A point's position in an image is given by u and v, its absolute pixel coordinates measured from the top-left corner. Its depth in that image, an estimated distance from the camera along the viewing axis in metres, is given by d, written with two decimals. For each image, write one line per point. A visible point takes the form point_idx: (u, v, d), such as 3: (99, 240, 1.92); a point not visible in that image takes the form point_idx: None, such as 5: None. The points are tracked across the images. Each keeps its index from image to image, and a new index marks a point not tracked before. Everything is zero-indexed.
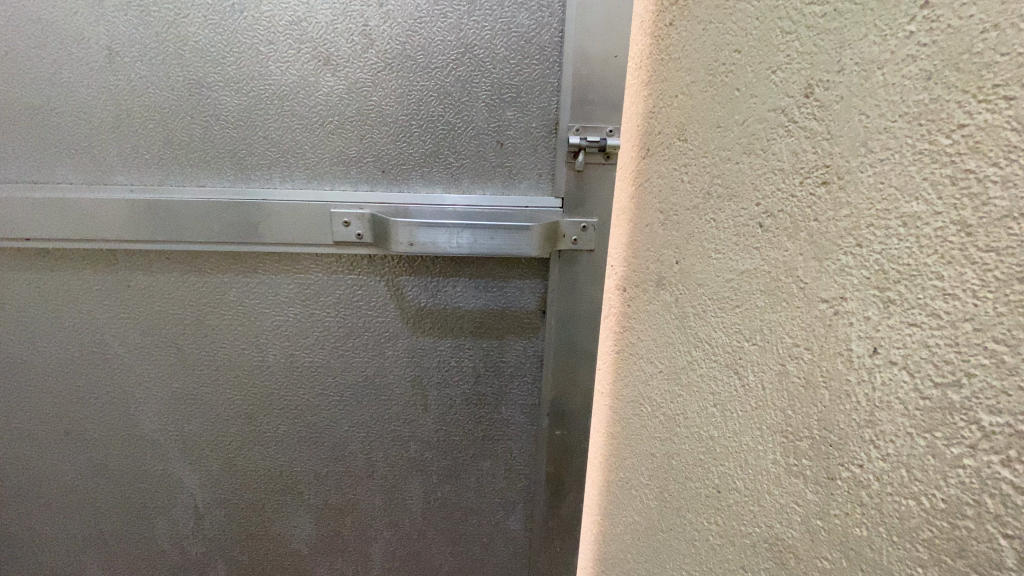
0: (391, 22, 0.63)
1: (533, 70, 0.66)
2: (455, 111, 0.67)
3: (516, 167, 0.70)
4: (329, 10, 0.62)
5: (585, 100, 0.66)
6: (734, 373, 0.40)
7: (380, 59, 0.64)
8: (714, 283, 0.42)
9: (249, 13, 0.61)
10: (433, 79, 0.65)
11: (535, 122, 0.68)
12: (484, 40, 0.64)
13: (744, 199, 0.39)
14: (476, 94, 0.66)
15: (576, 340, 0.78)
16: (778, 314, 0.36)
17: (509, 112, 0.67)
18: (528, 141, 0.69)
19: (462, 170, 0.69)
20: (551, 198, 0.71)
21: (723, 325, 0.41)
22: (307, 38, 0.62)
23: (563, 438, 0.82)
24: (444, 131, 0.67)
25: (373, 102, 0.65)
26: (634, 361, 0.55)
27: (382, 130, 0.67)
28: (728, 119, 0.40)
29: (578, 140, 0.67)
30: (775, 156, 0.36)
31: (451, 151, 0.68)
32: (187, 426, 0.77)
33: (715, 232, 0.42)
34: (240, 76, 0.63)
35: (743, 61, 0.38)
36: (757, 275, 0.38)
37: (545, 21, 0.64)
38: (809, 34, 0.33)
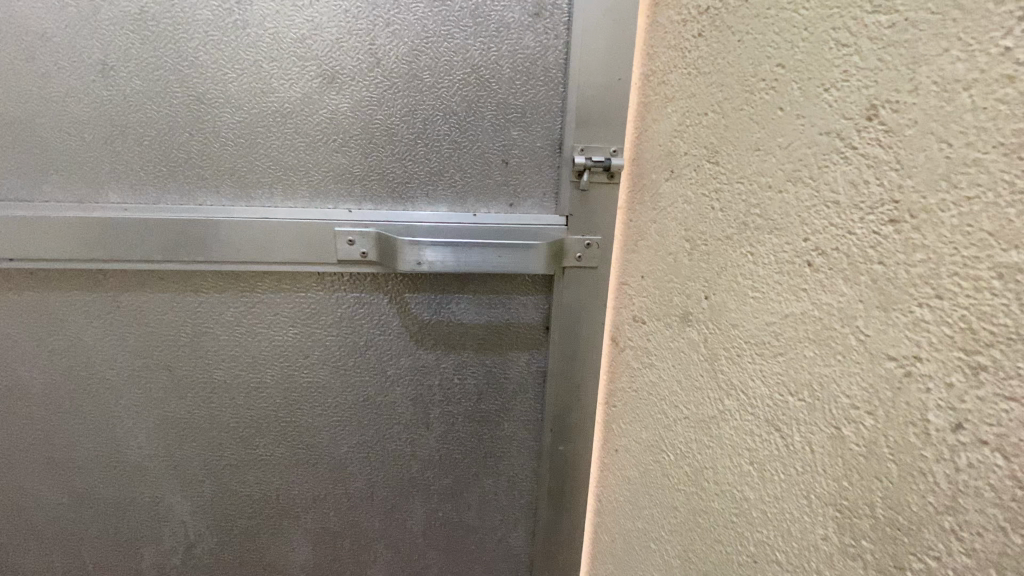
0: (396, 42, 0.59)
1: (539, 91, 0.62)
2: (460, 130, 0.63)
3: (524, 187, 0.66)
4: (333, 28, 0.58)
5: (591, 121, 0.62)
6: (776, 431, 0.35)
7: (381, 78, 0.60)
8: (751, 326, 0.37)
9: (253, 30, 0.58)
10: (439, 99, 0.61)
11: (540, 142, 0.64)
12: (490, 62, 0.61)
13: (787, 233, 0.34)
14: (481, 115, 0.62)
15: (579, 360, 0.73)
16: (830, 368, 0.31)
17: (515, 131, 0.64)
18: (533, 160, 0.65)
19: (467, 188, 0.65)
20: (555, 216, 0.67)
21: (762, 375, 0.36)
22: (310, 56, 0.59)
23: (566, 465, 0.78)
24: (450, 150, 0.63)
25: (378, 120, 0.61)
26: (652, 400, 0.50)
27: (388, 149, 0.63)
28: (769, 141, 0.35)
29: (583, 160, 0.63)
30: (827, 186, 0.31)
31: (457, 169, 0.64)
32: (177, 454, 0.72)
33: (751, 268, 0.37)
34: (241, 94, 0.60)
35: (787, 77, 0.33)
36: (804, 321, 0.33)
37: (551, 43, 0.61)
38: (872, 48, 0.28)
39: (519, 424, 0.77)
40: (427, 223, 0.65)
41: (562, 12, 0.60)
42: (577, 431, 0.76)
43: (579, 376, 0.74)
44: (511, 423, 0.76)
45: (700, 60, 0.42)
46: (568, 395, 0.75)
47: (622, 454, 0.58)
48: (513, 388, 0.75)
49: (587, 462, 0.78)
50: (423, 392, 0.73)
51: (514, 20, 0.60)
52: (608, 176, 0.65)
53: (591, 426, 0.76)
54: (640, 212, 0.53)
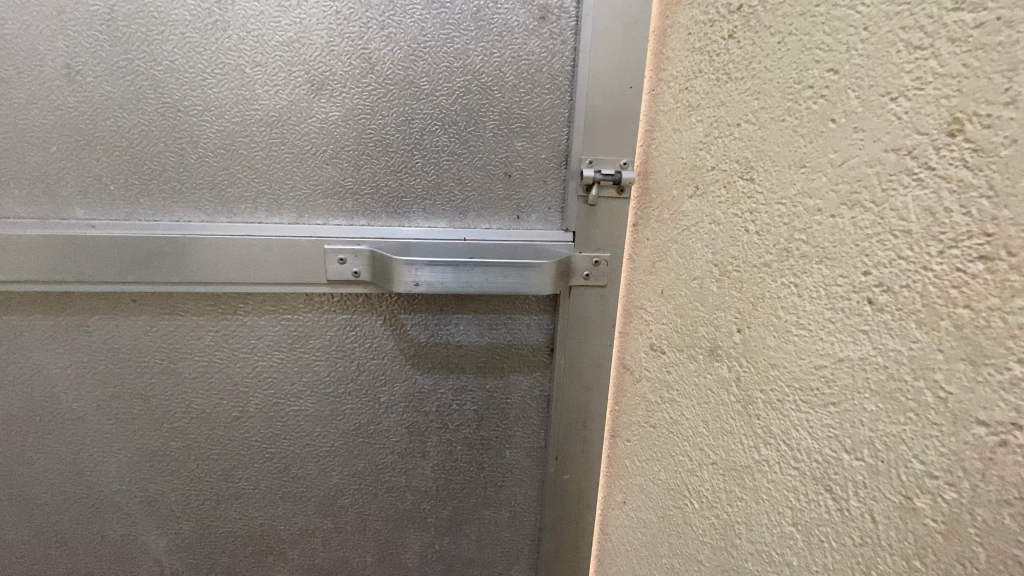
0: (392, 46, 0.54)
1: (543, 100, 0.58)
2: (460, 140, 0.58)
3: (528, 202, 0.61)
4: (323, 30, 0.54)
5: (600, 132, 0.58)
6: (826, 491, 0.30)
7: (375, 85, 0.55)
8: (794, 368, 0.32)
9: (236, 32, 0.53)
10: (438, 107, 0.57)
11: (545, 154, 0.60)
12: (492, 68, 0.56)
13: (841, 264, 0.29)
14: (483, 125, 0.58)
15: (586, 384, 0.68)
16: (900, 426, 0.26)
17: (518, 142, 0.59)
18: (538, 172, 0.60)
19: (467, 202, 0.60)
20: (561, 232, 0.62)
21: (808, 425, 0.31)
22: (299, 61, 0.54)
23: (571, 496, 0.72)
24: (450, 161, 0.59)
25: (372, 129, 0.57)
26: (671, 438, 0.45)
27: (383, 160, 0.58)
28: (817, 158, 0.30)
29: (591, 173, 0.58)
30: (894, 212, 0.26)
31: (456, 182, 0.60)
32: (152, 487, 0.66)
33: (794, 302, 0.32)
34: (222, 101, 0.55)
35: (840, 85, 0.29)
36: (863, 368, 0.28)
37: (557, 48, 0.56)
38: (953, 52, 0.24)
39: (522, 452, 0.72)
40: (424, 242, 0.60)
41: (569, 15, 0.55)
42: (583, 459, 0.71)
43: (586, 400, 0.68)
44: (513, 451, 0.71)
45: (731, 64, 0.37)
46: (574, 423, 0.69)
47: (635, 492, 0.53)
48: (516, 413, 0.70)
49: (593, 494, 0.73)
50: (419, 419, 0.69)
51: (519, 23, 0.55)
52: (617, 190, 0.59)
53: (597, 456, 0.71)
54: (657, 231, 0.48)
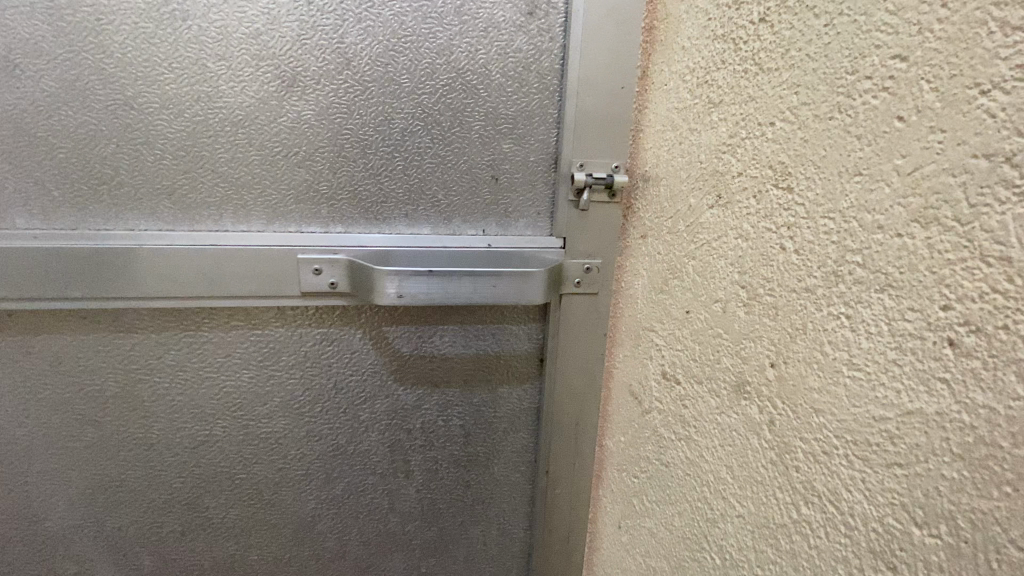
0: (369, 41, 0.49)
1: (532, 100, 0.52)
2: (444, 143, 0.52)
3: (517, 208, 0.56)
4: (294, 20, 0.48)
5: (591, 133, 0.52)
6: (886, 567, 0.25)
7: (349, 82, 0.50)
8: (845, 415, 0.27)
9: (196, 22, 0.47)
10: (419, 106, 0.51)
11: (534, 157, 0.54)
12: (477, 65, 0.50)
13: (911, 294, 0.24)
14: (468, 126, 0.52)
15: (580, 400, 0.62)
16: (990, 502, 0.21)
17: (506, 144, 0.53)
18: (527, 176, 0.55)
19: (452, 209, 0.55)
20: (552, 238, 0.56)
21: (863, 484, 0.26)
22: (267, 55, 0.48)
23: (565, 522, 0.67)
24: (433, 165, 0.53)
25: (347, 130, 0.51)
26: (687, 479, 0.40)
27: (359, 164, 0.52)
28: (877, 164, 0.25)
29: (582, 177, 0.52)
30: (987, 235, 0.21)
31: (439, 186, 0.54)
32: (110, 520, 0.61)
33: (844, 335, 0.27)
34: (181, 98, 0.49)
35: (910, 75, 0.23)
36: (943, 425, 0.22)
37: (546, 46, 0.51)
38: None
39: (516, 475, 0.66)
40: (405, 249, 0.54)
41: (557, 11, 0.50)
42: (576, 480, 0.65)
43: (579, 416, 0.63)
44: (506, 476, 0.66)
45: (763, 53, 0.32)
46: (565, 443, 0.64)
47: (642, 533, 0.48)
48: (510, 437, 0.65)
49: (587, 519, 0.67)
50: (403, 445, 0.63)
51: (505, 19, 0.50)
52: (609, 195, 0.54)
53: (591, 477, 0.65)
54: (670, 244, 0.43)
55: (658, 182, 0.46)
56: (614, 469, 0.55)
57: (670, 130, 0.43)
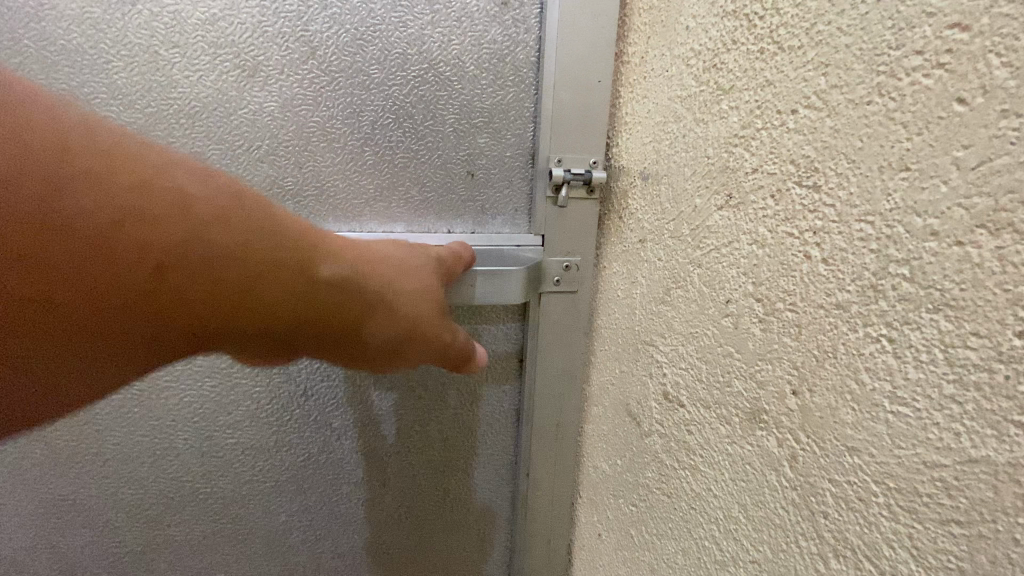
0: (335, 29, 0.44)
1: (507, 93, 0.48)
2: (416, 137, 0.48)
3: (494, 204, 0.51)
4: (253, 6, 0.43)
5: (567, 127, 0.47)
6: None
7: (312, 72, 0.45)
8: (886, 455, 0.22)
9: (146, 6, 0.42)
10: (390, 98, 0.46)
11: (511, 151, 0.50)
12: (451, 56, 0.46)
13: (978, 316, 0.19)
14: (441, 120, 0.47)
15: (559, 405, 0.57)
16: None
17: (482, 139, 0.49)
18: (504, 172, 0.50)
19: (427, 207, 0.50)
20: (529, 236, 0.51)
21: (909, 543, 0.22)
22: (225, 43, 0.43)
23: (547, 539, 0.62)
24: (405, 162, 0.48)
25: (313, 124, 0.46)
26: (692, 513, 0.36)
27: (325, 161, 0.47)
28: (932, 157, 0.20)
29: (560, 173, 0.47)
30: None
31: (412, 182, 0.49)
32: (65, 538, 0.57)
33: (886, 361, 0.22)
34: (130, 88, 0.44)
35: (975, 47, 0.19)
36: (1018, 480, 0.18)
37: (521, 37, 0.47)
38: None
39: (500, 489, 0.62)
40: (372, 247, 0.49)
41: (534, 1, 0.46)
42: (558, 494, 0.60)
43: (558, 422, 0.58)
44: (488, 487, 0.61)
45: (783, 30, 0.27)
46: (545, 454, 0.59)
47: (640, 567, 0.43)
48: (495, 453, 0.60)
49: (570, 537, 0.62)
50: (380, 457, 0.58)
51: (480, 7, 0.45)
52: (588, 192, 0.49)
53: (573, 491, 0.60)
54: (672, 250, 0.39)
55: (657, 180, 0.41)
56: (609, 493, 0.50)
57: (671, 121, 0.39)
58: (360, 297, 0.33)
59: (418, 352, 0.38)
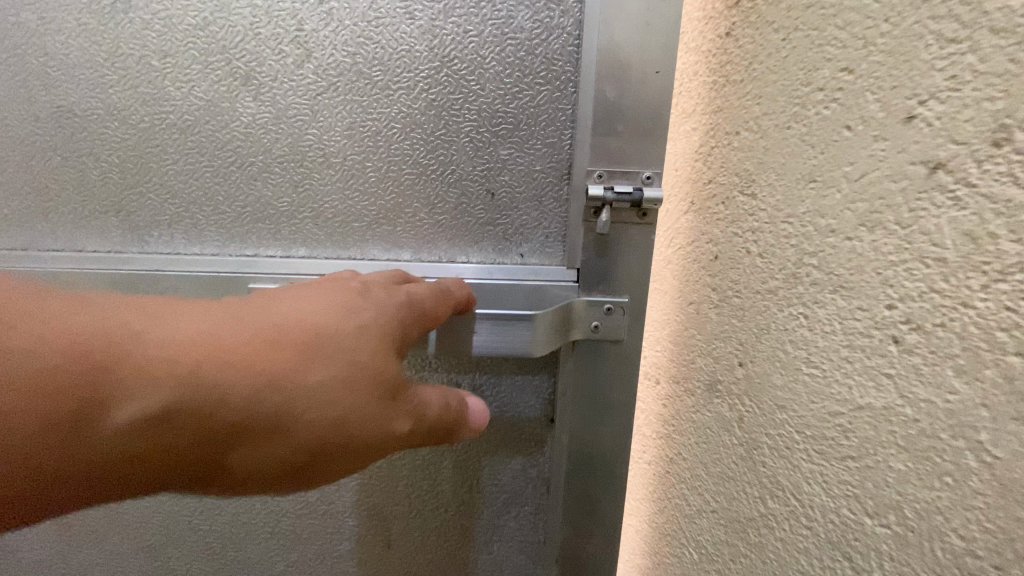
0: (333, 27, 0.39)
1: (536, 93, 0.39)
2: (426, 146, 0.41)
3: (519, 230, 0.42)
4: (246, 6, 0.39)
5: (611, 138, 0.39)
6: (843, 558, 0.26)
7: (316, 89, 0.40)
8: (804, 411, 0.28)
9: (138, 15, 0.39)
10: (397, 107, 0.40)
11: (540, 165, 0.41)
12: (468, 50, 0.39)
13: (864, 296, 0.25)
14: (457, 129, 0.40)
15: (595, 494, 0.45)
16: (933, 492, 0.22)
17: (504, 150, 0.41)
18: (531, 191, 0.41)
19: (439, 234, 0.43)
20: (561, 269, 0.42)
21: (822, 481, 0.27)
22: (217, 49, 0.40)
23: None
24: (412, 177, 0.42)
25: (308, 138, 0.41)
26: (669, 478, 0.41)
27: (322, 176, 0.42)
28: (831, 171, 0.26)
29: (598, 191, 0.38)
30: (925, 237, 0.22)
31: (420, 203, 0.42)
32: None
33: (805, 335, 0.28)
34: (124, 103, 0.41)
35: (857, 85, 0.25)
36: (890, 421, 0.24)
37: (554, 23, 0.38)
38: (999, 44, 0.19)
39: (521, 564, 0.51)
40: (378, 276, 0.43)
41: None
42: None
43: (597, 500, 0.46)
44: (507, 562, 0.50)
45: (728, 66, 0.33)
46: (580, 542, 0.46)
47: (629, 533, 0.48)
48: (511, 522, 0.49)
49: None
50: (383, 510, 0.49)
51: None
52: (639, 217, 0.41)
53: None
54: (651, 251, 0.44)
55: None
56: None
57: None
58: (228, 432, 0.25)
59: (344, 457, 0.27)
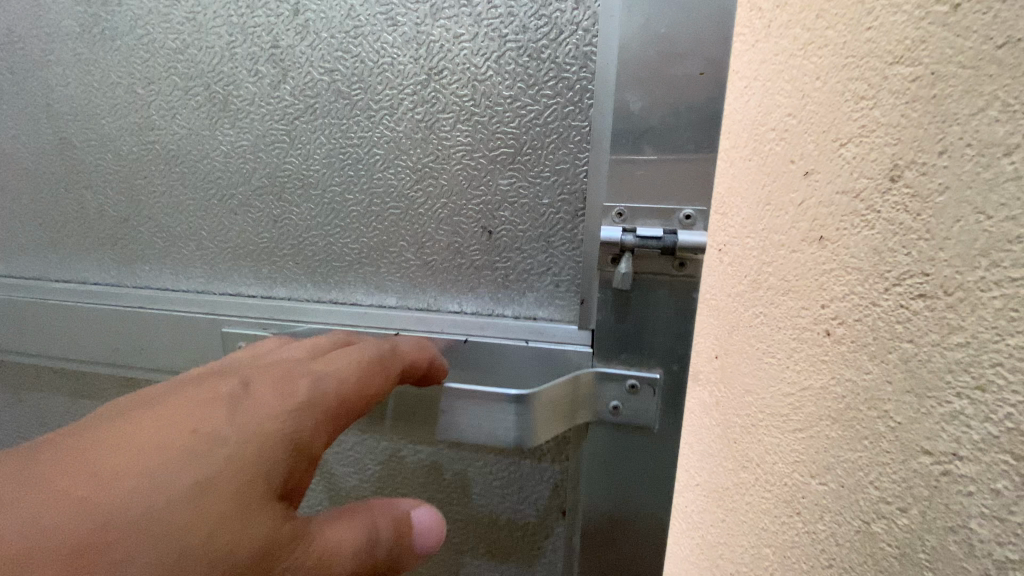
0: (309, 42, 0.44)
1: (539, 110, 0.40)
2: (411, 168, 0.44)
3: (522, 275, 0.44)
4: (222, 30, 0.47)
5: (636, 160, 0.37)
6: (795, 514, 0.32)
7: (293, 112, 0.46)
8: (764, 393, 0.35)
9: (124, 42, 0.50)
10: (377, 128, 0.45)
11: (545, 196, 0.42)
12: (456, 58, 0.41)
13: (806, 298, 0.31)
14: (451, 160, 0.43)
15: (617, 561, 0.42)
16: (857, 453, 0.28)
17: (504, 180, 0.42)
18: (536, 229, 0.43)
19: (435, 276, 0.47)
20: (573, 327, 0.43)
21: (779, 451, 0.33)
22: (196, 74, 0.49)
23: None
24: (402, 212, 0.46)
25: (288, 165, 0.48)
26: None
27: (302, 208, 0.49)
28: (781, 197, 0.33)
29: (624, 234, 0.37)
30: (848, 251, 0.28)
31: (410, 242, 0.47)
32: None
33: (765, 329, 0.34)
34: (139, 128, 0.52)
35: (799, 128, 0.31)
36: (825, 397, 0.30)
37: (559, 24, 0.38)
38: (894, 102, 0.25)
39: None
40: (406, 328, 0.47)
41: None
42: None
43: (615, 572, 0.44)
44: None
45: None
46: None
47: None
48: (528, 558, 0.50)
49: None
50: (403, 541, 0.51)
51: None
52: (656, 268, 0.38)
53: None
54: None
55: None
56: None
57: None
58: None
59: None
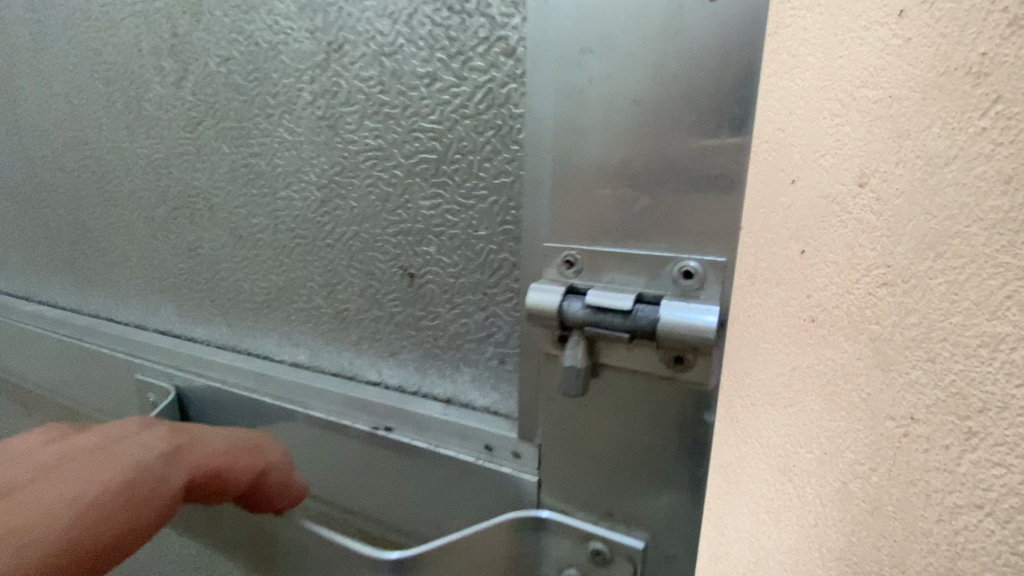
0: (201, 21, 0.43)
1: (462, 90, 0.32)
2: (319, 187, 0.40)
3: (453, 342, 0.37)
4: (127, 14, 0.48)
5: (591, 192, 0.28)
6: (789, 481, 0.36)
7: (196, 112, 0.46)
8: (762, 376, 0.38)
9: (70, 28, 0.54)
10: (277, 129, 0.41)
11: (476, 228, 0.33)
12: (353, 23, 0.35)
13: (795, 287, 0.35)
14: (366, 190, 0.38)
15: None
16: (837, 422, 0.32)
17: (426, 197, 0.35)
18: (452, 285, 0.36)
19: (359, 333, 0.42)
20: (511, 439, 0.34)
21: (776, 425, 0.38)
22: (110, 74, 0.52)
23: None
24: (308, 247, 0.42)
25: (196, 180, 0.48)
26: None
27: (208, 229, 0.49)
28: (773, 200, 0.37)
29: (573, 311, 0.28)
30: (827, 247, 0.33)
31: (306, 275, 0.43)
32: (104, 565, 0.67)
33: (761, 319, 0.38)
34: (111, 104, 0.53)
35: (788, 141, 0.35)
36: (812, 374, 0.34)
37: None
38: (863, 120, 0.30)
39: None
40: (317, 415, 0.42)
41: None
42: None
43: None
44: None
45: None
46: None
47: None
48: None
49: None
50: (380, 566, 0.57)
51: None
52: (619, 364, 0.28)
53: None
54: None
55: None
56: None
57: None
58: None
59: None
